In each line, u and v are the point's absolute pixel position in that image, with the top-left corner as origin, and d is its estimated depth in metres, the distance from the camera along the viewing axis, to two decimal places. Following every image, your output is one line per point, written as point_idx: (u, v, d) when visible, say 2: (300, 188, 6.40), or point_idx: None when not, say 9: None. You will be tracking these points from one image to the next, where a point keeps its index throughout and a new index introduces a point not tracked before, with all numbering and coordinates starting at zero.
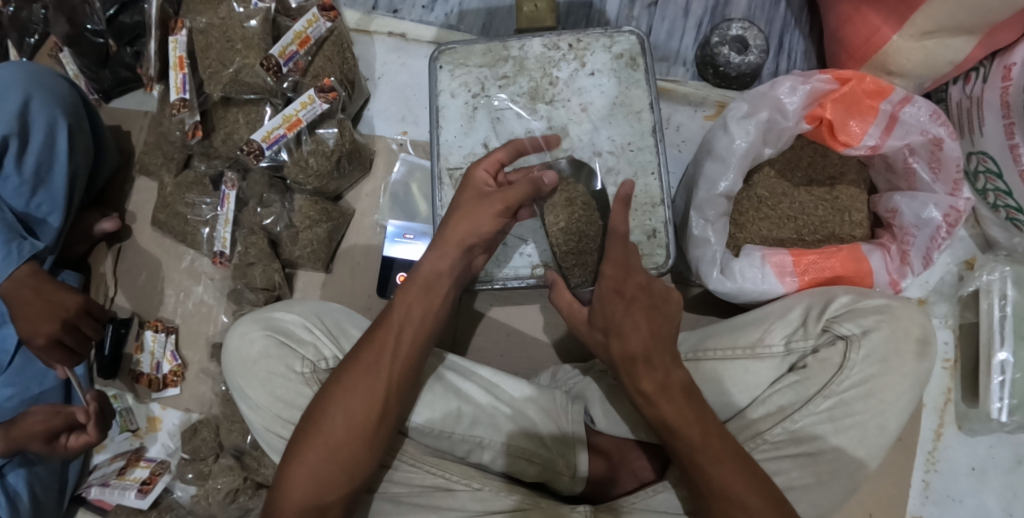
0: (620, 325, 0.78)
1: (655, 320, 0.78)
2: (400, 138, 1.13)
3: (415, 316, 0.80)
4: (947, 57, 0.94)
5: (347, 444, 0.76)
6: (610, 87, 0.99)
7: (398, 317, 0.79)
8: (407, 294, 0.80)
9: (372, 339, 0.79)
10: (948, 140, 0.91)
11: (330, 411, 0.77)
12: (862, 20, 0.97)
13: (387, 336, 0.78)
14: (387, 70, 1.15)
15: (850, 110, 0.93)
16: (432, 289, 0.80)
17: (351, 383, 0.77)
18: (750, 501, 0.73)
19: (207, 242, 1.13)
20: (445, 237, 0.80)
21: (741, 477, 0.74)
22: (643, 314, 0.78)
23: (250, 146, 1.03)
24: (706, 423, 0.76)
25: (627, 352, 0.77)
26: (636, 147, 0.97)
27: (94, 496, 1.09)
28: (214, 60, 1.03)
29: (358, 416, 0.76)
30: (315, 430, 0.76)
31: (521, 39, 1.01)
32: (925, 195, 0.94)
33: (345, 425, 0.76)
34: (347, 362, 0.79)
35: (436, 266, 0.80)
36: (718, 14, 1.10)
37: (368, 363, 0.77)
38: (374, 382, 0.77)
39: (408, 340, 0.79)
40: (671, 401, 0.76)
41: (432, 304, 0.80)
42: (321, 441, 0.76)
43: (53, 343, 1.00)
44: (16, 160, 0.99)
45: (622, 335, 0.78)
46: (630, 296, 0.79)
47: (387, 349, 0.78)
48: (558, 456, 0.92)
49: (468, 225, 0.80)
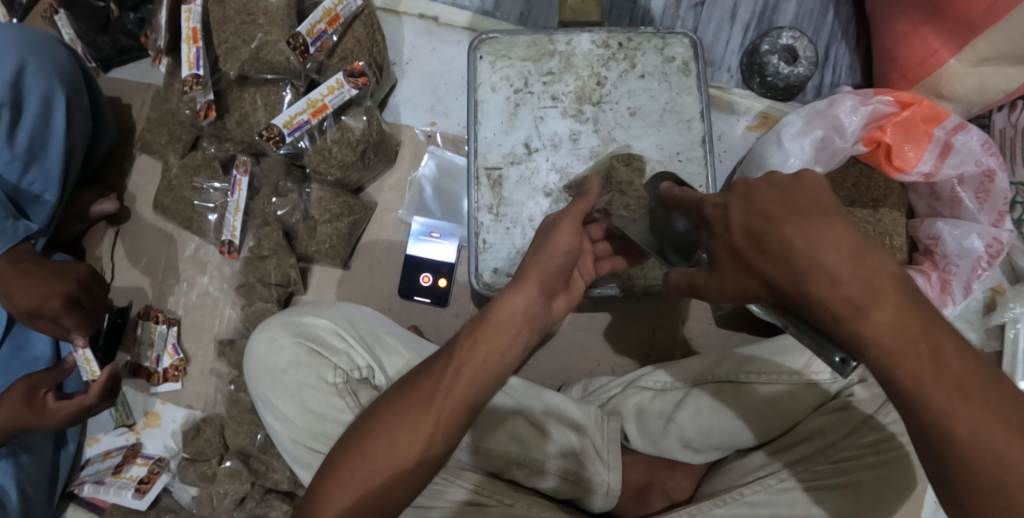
0: (777, 224, 0.59)
1: (800, 206, 0.59)
2: (428, 130, 1.07)
3: (482, 348, 0.70)
4: (1000, 85, 0.92)
5: (384, 476, 0.68)
6: (660, 91, 0.95)
7: (467, 353, 0.70)
8: (484, 326, 0.71)
9: (434, 368, 0.70)
10: (1000, 171, 0.90)
11: (374, 434, 0.69)
12: (919, 40, 0.95)
13: (450, 369, 0.69)
14: (417, 55, 1.07)
15: (906, 134, 0.91)
16: (502, 323, 0.71)
17: (401, 412, 0.69)
18: (1007, 451, 0.53)
19: (214, 230, 1.05)
20: (527, 274, 0.75)
21: (994, 411, 0.54)
22: (802, 214, 0.58)
23: (270, 132, 0.95)
24: (931, 336, 0.54)
25: (779, 241, 0.58)
26: (685, 157, 0.94)
27: (88, 494, 1.02)
28: (233, 35, 0.93)
29: (401, 450, 0.68)
30: (356, 452, 0.69)
31: (569, 33, 0.96)
32: (969, 224, 0.93)
33: (386, 454, 0.68)
34: (405, 385, 0.71)
35: (509, 305, 0.72)
36: (765, 20, 1.06)
37: (424, 391, 0.69)
38: (426, 416, 0.68)
39: (468, 377, 0.69)
40: (884, 302, 0.54)
41: (506, 345, 0.71)
42: (358, 465, 0.68)
43: (71, 304, 0.92)
44: (9, 133, 0.88)
45: (785, 239, 0.58)
46: (759, 197, 0.61)
47: (445, 382, 0.69)
48: (592, 472, 0.89)
49: (544, 261, 0.75)
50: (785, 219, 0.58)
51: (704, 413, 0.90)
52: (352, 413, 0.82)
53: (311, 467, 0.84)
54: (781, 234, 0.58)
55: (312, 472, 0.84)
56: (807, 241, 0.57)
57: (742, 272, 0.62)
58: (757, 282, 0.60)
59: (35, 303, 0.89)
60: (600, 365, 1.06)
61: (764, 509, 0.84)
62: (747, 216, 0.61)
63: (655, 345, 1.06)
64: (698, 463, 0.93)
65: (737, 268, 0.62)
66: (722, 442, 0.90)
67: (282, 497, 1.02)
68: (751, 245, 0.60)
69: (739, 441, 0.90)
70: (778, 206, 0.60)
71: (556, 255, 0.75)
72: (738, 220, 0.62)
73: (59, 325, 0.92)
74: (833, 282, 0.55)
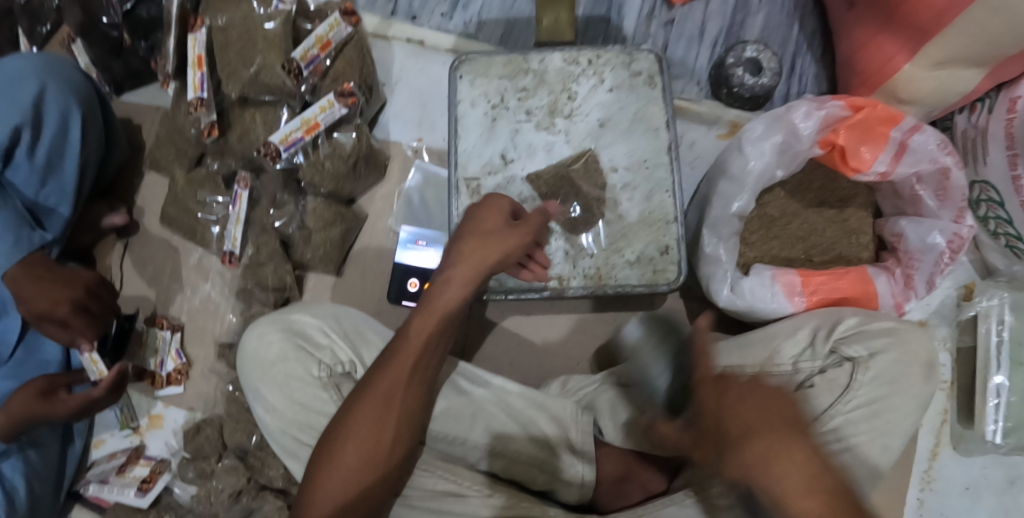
0: (742, 438, 0.69)
1: (761, 400, 0.71)
2: (415, 145, 1.14)
3: (423, 344, 0.81)
4: (957, 87, 0.96)
5: (359, 474, 0.80)
6: (628, 103, 1.01)
7: (403, 353, 0.81)
8: (414, 326, 0.81)
9: (384, 369, 0.81)
10: (955, 169, 0.93)
11: (343, 439, 0.80)
12: (876, 47, 0.99)
13: (393, 369, 0.80)
14: (405, 75, 1.15)
15: (861, 137, 0.95)
16: (436, 313, 0.81)
17: (363, 413, 0.80)
18: None
19: (217, 240, 1.13)
20: (462, 259, 0.80)
21: None
22: (758, 410, 0.71)
23: (267, 148, 1.03)
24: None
25: (738, 448, 0.69)
26: (652, 164, 0.99)
27: (93, 493, 1.08)
28: (235, 60, 1.02)
29: (370, 449, 0.80)
30: (330, 456, 0.80)
31: (541, 52, 1.02)
32: (931, 222, 0.97)
33: (357, 454, 0.79)
34: (357, 391, 0.81)
35: (441, 298, 0.81)
36: (733, 35, 1.13)
37: (381, 392, 0.80)
38: (387, 416, 0.80)
39: (416, 369, 0.81)
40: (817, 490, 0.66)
41: (439, 336, 0.82)
42: (335, 468, 0.79)
43: (78, 309, 0.99)
44: (29, 151, 0.97)
45: (744, 458, 0.69)
46: (732, 388, 0.72)
47: (397, 384, 0.80)
48: (566, 466, 0.93)
49: (484, 251, 0.80)
50: (752, 417, 0.70)
51: (673, 406, 0.94)
52: (335, 404, 0.88)
53: (297, 456, 0.89)
54: (746, 461, 0.69)
55: (299, 461, 0.89)
56: (773, 465, 0.68)
57: (699, 449, 0.73)
58: (711, 454, 0.72)
59: (47, 307, 0.97)
60: (579, 363, 1.12)
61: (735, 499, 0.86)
62: (728, 456, 0.70)
63: None
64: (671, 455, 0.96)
65: (692, 442, 0.74)
66: None
67: (276, 494, 1.06)
68: (717, 446, 0.71)
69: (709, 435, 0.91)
70: (755, 420, 0.70)
71: (498, 250, 0.81)
72: (711, 410, 0.72)
73: (66, 330, 1.00)
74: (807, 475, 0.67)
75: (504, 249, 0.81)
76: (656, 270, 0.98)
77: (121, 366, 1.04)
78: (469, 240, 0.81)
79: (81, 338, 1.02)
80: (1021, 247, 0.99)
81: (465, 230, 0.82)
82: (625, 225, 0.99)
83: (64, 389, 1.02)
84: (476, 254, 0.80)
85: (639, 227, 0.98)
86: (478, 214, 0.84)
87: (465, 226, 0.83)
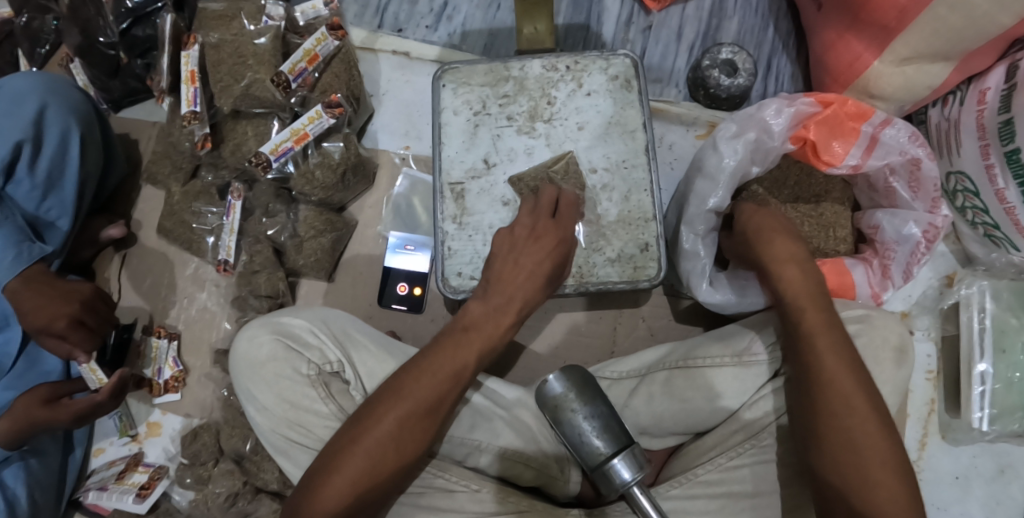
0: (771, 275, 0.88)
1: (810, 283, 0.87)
2: (402, 153, 1.17)
3: (473, 351, 0.82)
4: (925, 82, 0.99)
5: (383, 470, 0.78)
6: (606, 107, 1.04)
7: (452, 360, 0.81)
8: (470, 342, 0.82)
9: (431, 367, 0.80)
10: (927, 160, 0.96)
11: (376, 429, 0.78)
12: (845, 45, 1.02)
13: (443, 368, 0.80)
14: (392, 86, 1.19)
15: (833, 132, 0.99)
16: (491, 334, 0.83)
17: (401, 405, 0.78)
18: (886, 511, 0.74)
19: (211, 250, 1.16)
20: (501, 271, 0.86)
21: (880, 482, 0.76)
22: (821, 311, 0.84)
23: (259, 158, 1.06)
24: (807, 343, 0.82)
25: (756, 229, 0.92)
26: (630, 164, 1.02)
27: (91, 500, 1.11)
28: (227, 75, 1.05)
29: (402, 441, 0.78)
30: (359, 442, 0.78)
31: (521, 60, 1.06)
32: (905, 212, 0.99)
33: (389, 444, 0.78)
34: (395, 387, 0.80)
35: (494, 324, 0.84)
36: (709, 39, 1.16)
37: (425, 388, 0.79)
38: (426, 421, 0.79)
39: (458, 370, 0.81)
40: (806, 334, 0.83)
41: (489, 356, 0.84)
42: (362, 455, 0.77)
43: (75, 323, 1.02)
44: (29, 166, 1.01)
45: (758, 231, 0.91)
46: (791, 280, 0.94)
47: (443, 381, 0.80)
48: (551, 462, 0.98)
49: (521, 263, 0.86)
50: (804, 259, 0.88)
51: (656, 399, 0.96)
52: (323, 402, 0.90)
53: (289, 455, 0.91)
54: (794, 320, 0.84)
55: (290, 459, 0.92)
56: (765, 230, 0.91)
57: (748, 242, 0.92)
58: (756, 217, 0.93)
59: (47, 321, 1.00)
60: (566, 361, 1.14)
61: (717, 488, 0.90)
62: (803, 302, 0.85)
63: (617, 341, 1.14)
64: (658, 449, 1.00)
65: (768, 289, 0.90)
66: (675, 426, 0.96)
67: (272, 497, 1.10)
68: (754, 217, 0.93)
69: (689, 425, 0.95)
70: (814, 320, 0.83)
71: (545, 275, 0.87)
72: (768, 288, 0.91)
73: (65, 343, 1.03)
74: (824, 351, 0.80)
75: (547, 275, 0.87)
76: (636, 267, 1.00)
77: (123, 372, 1.07)
78: (517, 264, 0.86)
79: (78, 351, 1.04)
80: (998, 235, 1.01)
81: (520, 251, 0.87)
82: (605, 225, 1.01)
83: (66, 397, 1.05)
84: (520, 278, 0.85)
85: (619, 226, 1.01)
86: (538, 230, 0.89)
87: (522, 244, 0.87)
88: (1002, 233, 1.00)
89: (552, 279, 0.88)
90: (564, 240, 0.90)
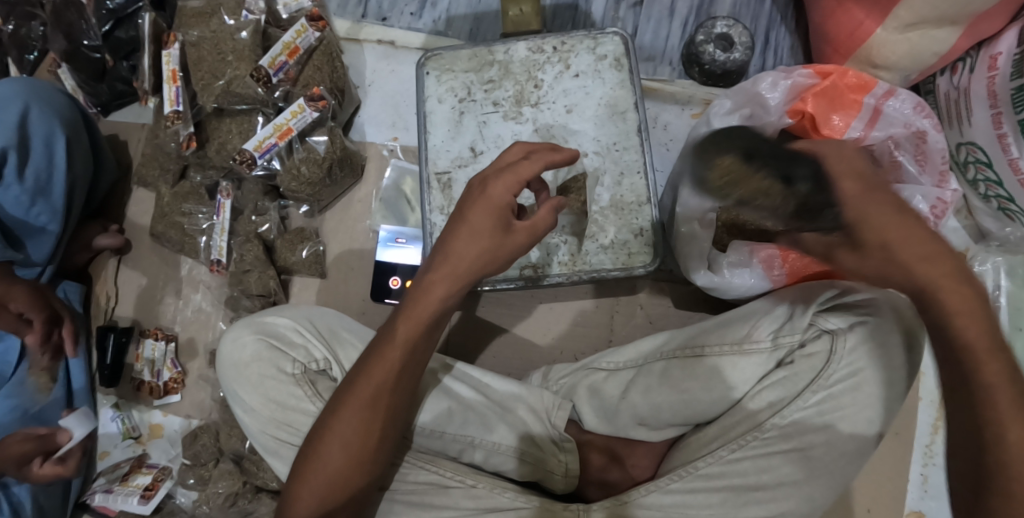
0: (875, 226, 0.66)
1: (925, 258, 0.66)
2: (391, 144, 1.16)
3: (405, 327, 0.77)
4: (932, 48, 0.93)
5: (343, 474, 0.79)
6: (594, 88, 1.00)
7: (385, 345, 0.78)
8: (399, 328, 0.78)
9: (369, 362, 0.79)
10: (932, 132, 0.92)
11: (327, 439, 0.79)
12: (845, 14, 0.97)
13: (377, 365, 0.78)
14: (378, 77, 1.17)
15: (832, 104, 0.94)
16: (421, 307, 0.77)
17: (343, 408, 0.79)
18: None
19: (204, 250, 1.14)
20: (447, 243, 0.76)
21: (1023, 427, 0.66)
22: (956, 278, 0.66)
23: (242, 156, 1.04)
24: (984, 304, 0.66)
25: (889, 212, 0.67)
26: (622, 147, 0.98)
27: (99, 502, 1.09)
28: (207, 73, 1.03)
29: (353, 444, 0.79)
30: (314, 453, 0.79)
31: (506, 43, 1.02)
32: (912, 187, 0.94)
33: (341, 451, 0.78)
34: (341, 390, 0.80)
35: (423, 305, 0.77)
36: (703, 13, 1.11)
37: (360, 386, 0.79)
38: (375, 419, 0.79)
39: (392, 348, 0.78)
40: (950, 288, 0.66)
41: (422, 339, 0.78)
42: (318, 465, 0.79)
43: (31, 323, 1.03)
44: (18, 172, 0.99)
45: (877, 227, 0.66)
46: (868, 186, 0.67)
47: (379, 374, 0.78)
48: (548, 454, 0.94)
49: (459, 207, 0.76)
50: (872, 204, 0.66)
51: (653, 389, 0.94)
52: (310, 400, 0.89)
53: (278, 454, 0.90)
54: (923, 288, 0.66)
55: (280, 460, 0.90)
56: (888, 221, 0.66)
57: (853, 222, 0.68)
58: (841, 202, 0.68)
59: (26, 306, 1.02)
60: (563, 353, 1.11)
61: (718, 481, 0.86)
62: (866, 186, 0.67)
63: (615, 330, 1.11)
64: (657, 441, 0.96)
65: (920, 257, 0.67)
66: (674, 418, 0.93)
67: (272, 495, 1.10)
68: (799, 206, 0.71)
69: (688, 416, 0.92)
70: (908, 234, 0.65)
71: (480, 231, 0.74)
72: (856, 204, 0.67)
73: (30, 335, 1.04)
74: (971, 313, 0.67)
75: (486, 233, 0.74)
76: (631, 253, 0.97)
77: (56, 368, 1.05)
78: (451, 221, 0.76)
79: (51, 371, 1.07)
80: (1013, 208, 0.96)
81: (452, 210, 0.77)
82: (597, 210, 0.98)
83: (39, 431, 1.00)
84: (453, 239, 0.75)
85: (612, 212, 0.98)
86: (465, 204, 0.75)
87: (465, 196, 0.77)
88: (1017, 207, 0.94)
89: (503, 250, 0.75)
90: (506, 204, 0.75)
